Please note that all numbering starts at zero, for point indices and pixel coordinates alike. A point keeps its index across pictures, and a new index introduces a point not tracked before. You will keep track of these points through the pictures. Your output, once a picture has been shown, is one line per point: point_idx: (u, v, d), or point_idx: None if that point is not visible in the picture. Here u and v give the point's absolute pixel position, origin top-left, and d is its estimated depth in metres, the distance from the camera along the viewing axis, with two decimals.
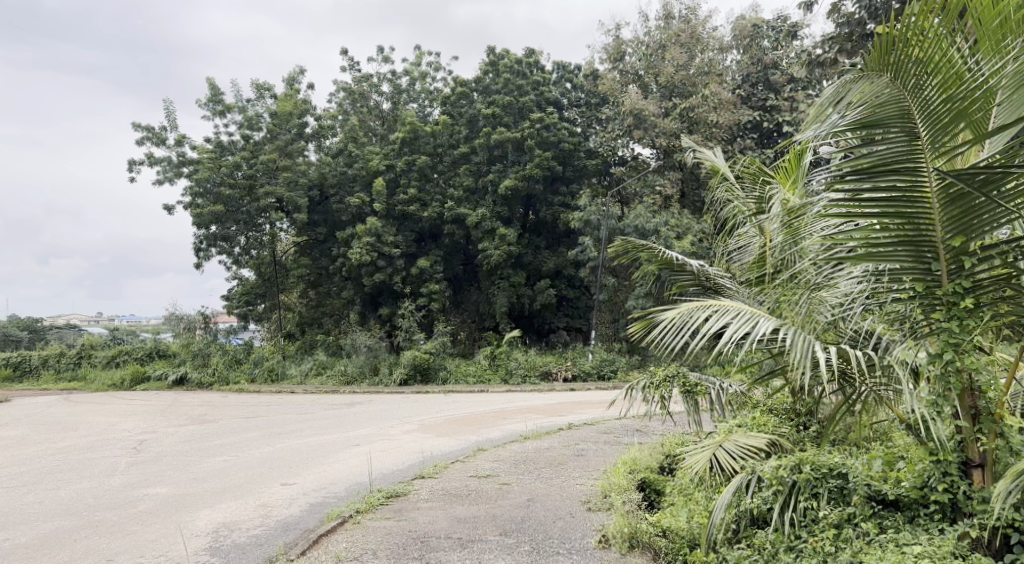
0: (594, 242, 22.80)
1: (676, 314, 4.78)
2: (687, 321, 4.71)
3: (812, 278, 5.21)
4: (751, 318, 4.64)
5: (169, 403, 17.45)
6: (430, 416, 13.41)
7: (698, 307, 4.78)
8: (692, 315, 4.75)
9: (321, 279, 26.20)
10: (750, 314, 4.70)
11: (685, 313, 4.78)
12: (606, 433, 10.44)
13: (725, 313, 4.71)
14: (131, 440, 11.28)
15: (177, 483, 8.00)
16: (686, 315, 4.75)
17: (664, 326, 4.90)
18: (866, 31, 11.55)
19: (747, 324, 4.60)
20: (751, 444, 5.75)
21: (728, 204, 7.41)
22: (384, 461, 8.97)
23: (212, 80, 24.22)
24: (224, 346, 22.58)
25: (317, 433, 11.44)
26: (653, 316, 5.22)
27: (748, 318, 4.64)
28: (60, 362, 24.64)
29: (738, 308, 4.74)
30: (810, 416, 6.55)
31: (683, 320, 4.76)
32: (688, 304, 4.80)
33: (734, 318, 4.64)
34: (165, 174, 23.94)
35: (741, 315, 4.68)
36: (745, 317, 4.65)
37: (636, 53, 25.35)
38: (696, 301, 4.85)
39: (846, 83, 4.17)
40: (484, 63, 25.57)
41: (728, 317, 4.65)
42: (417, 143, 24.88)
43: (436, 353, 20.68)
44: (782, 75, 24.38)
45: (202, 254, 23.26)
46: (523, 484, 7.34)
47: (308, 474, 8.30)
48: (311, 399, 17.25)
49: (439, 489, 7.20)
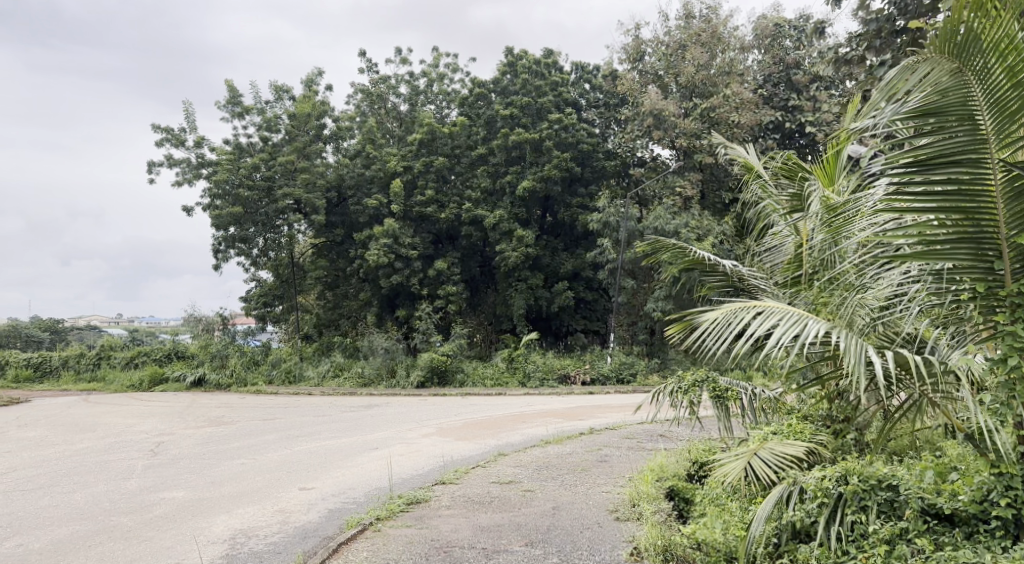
0: (613, 243, 22.55)
1: (717, 315, 4.54)
2: (730, 323, 4.47)
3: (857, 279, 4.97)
4: (798, 319, 4.38)
5: (187, 405, 17.39)
6: (449, 419, 13.21)
7: (741, 308, 4.53)
8: (735, 316, 4.50)
9: (338, 281, 26.11)
10: (798, 317, 4.45)
11: (728, 314, 4.53)
12: (628, 438, 10.20)
13: (770, 315, 4.46)
14: (147, 441, 11.18)
15: (194, 487, 7.85)
16: (728, 317, 4.51)
17: (705, 328, 4.65)
18: (897, 28, 11.22)
19: (794, 325, 4.34)
20: (787, 452, 5.57)
21: (761, 203, 7.19)
22: (403, 465, 8.77)
23: (231, 81, 24.24)
24: (242, 347, 22.53)
25: (334, 436, 11.27)
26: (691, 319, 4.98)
27: (795, 319, 4.38)
28: (79, 362, 24.70)
29: (783, 309, 4.48)
30: (848, 423, 6.32)
31: (725, 322, 4.51)
32: (730, 305, 4.56)
33: (781, 319, 4.40)
34: (184, 175, 23.98)
35: (787, 317, 4.42)
36: (791, 319, 4.39)
37: (656, 53, 24.92)
38: (738, 302, 4.61)
39: (905, 68, 3.94)
40: (502, 63, 25.37)
41: (774, 318, 4.39)
42: (435, 144, 24.73)
43: (454, 356, 20.49)
44: (805, 74, 24.03)
45: (220, 256, 23.24)
46: (547, 491, 7.12)
47: (326, 478, 8.12)
48: (328, 402, 17.11)
49: (460, 496, 6.98)
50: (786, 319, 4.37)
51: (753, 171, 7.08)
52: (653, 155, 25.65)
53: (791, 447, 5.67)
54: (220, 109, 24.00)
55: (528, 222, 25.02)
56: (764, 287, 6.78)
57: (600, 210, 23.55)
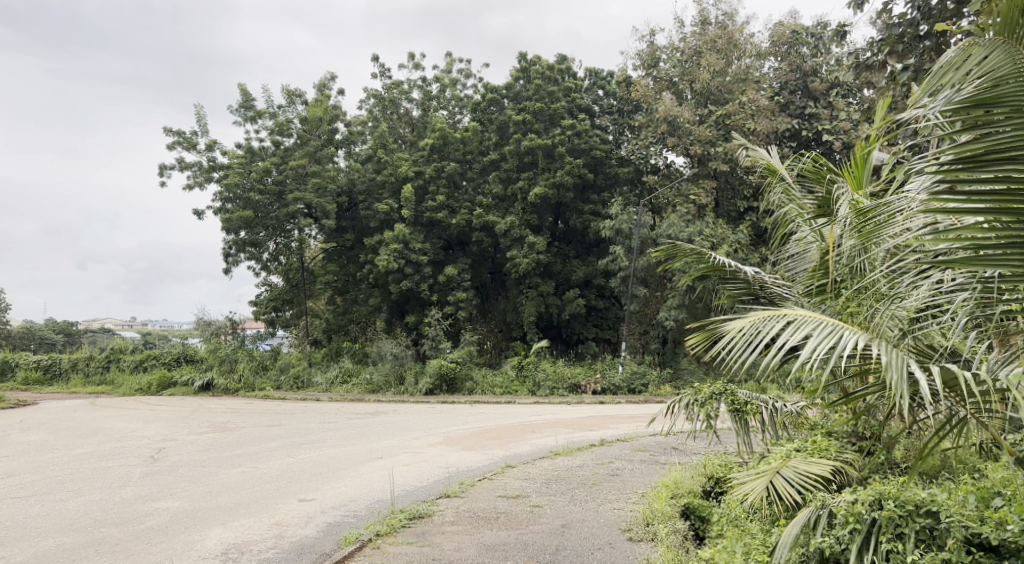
0: (626, 251, 22.18)
1: (744, 325, 4.24)
2: (758, 334, 4.18)
3: (899, 287, 4.62)
4: (833, 329, 4.06)
5: (193, 409, 17.17)
6: (456, 428, 12.91)
7: (769, 317, 4.23)
8: (763, 326, 4.19)
9: (348, 286, 25.85)
10: (833, 325, 4.12)
11: (755, 324, 4.23)
12: (640, 452, 9.85)
13: (801, 324, 4.15)
14: (148, 448, 10.92)
15: (191, 497, 7.59)
16: (756, 326, 4.21)
17: (732, 339, 4.38)
18: (919, 33, 10.91)
19: (828, 335, 4.03)
20: (812, 471, 5.28)
21: (783, 206, 6.90)
22: (407, 476, 8.47)
23: (243, 85, 24.14)
24: (251, 352, 22.34)
25: (338, 444, 10.97)
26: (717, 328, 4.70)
27: (828, 330, 4.07)
28: (89, 365, 24.57)
29: (814, 317, 4.17)
30: (876, 441, 6.00)
31: (752, 332, 4.21)
32: (757, 314, 4.26)
33: (814, 329, 4.09)
34: (195, 178, 23.87)
35: (819, 326, 4.11)
36: (825, 329, 4.08)
37: (671, 60, 24.62)
38: (767, 309, 4.31)
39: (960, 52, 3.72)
40: (516, 69, 25.05)
41: (806, 328, 4.08)
42: (447, 149, 24.54)
43: (463, 363, 20.18)
44: (822, 82, 23.65)
45: (230, 260, 23.07)
46: (556, 507, 6.80)
47: (326, 490, 7.83)
48: (335, 408, 16.83)
49: (465, 511, 6.68)
50: (818, 328, 4.07)
51: (774, 174, 6.76)
52: (666, 163, 25.25)
53: (816, 465, 5.38)
54: (232, 112, 23.88)
55: (540, 229, 24.73)
56: (788, 295, 6.40)
57: (613, 217, 23.21)
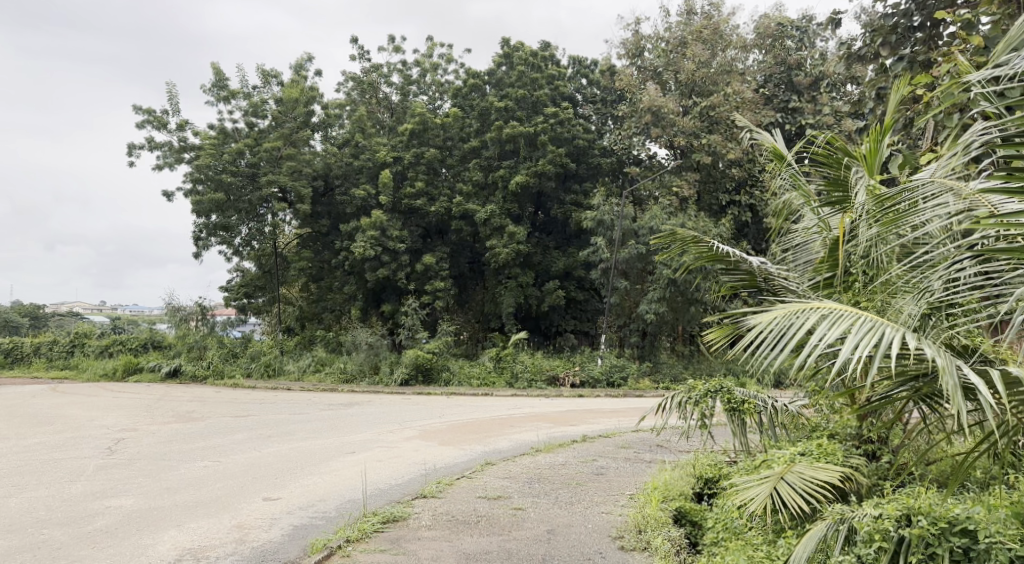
0: (607, 242, 21.74)
1: (771, 320, 3.90)
2: (786, 331, 3.83)
3: (935, 281, 4.37)
4: (872, 326, 3.77)
5: (158, 397, 16.49)
6: (432, 421, 12.39)
7: (798, 311, 3.90)
8: (793, 320, 3.86)
9: (322, 273, 25.15)
10: (872, 321, 3.80)
11: (783, 319, 3.89)
12: (624, 449, 9.46)
13: (835, 319, 3.84)
14: (107, 439, 10.35)
15: (146, 494, 7.06)
16: (785, 321, 3.88)
17: (758, 334, 4.03)
18: (914, 24, 10.60)
19: (867, 333, 3.73)
20: (818, 478, 4.97)
21: (789, 191, 6.57)
22: (381, 473, 7.99)
23: (217, 64, 23.35)
24: (221, 339, 21.69)
25: (308, 437, 10.45)
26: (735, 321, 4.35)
27: (867, 326, 3.76)
28: (52, 350, 23.72)
29: (846, 311, 3.87)
30: (883, 447, 5.77)
31: (781, 328, 3.88)
32: (785, 308, 3.93)
33: (852, 326, 3.75)
34: (165, 158, 23.07)
35: (855, 321, 3.81)
36: (863, 325, 3.78)
37: (656, 50, 24.13)
38: (796, 302, 3.97)
39: None
40: (498, 54, 24.49)
41: (843, 324, 3.76)
42: (427, 135, 23.96)
43: (439, 353, 19.69)
44: (806, 76, 23.44)
45: (200, 243, 22.39)
46: (540, 510, 6.37)
47: (294, 487, 7.32)
48: (307, 399, 16.24)
49: (442, 514, 6.21)
50: (855, 324, 3.76)
51: (780, 159, 6.33)
52: (649, 155, 24.86)
53: (823, 471, 5.05)
54: (205, 92, 23.12)
55: (521, 219, 24.28)
56: (792, 288, 6.07)
57: (594, 208, 22.78)
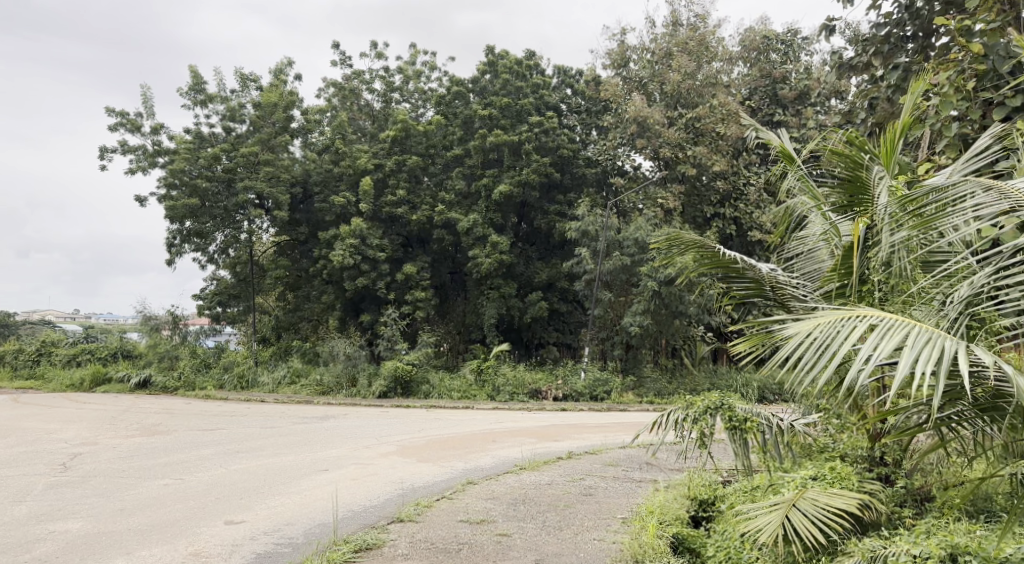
0: (591, 253, 21.31)
1: (814, 329, 4.01)
2: (829, 340, 3.93)
3: (976, 286, 4.14)
4: (928, 338, 3.78)
5: (124, 409, 15.71)
6: (411, 435, 11.82)
7: (843, 319, 4.00)
8: (835, 329, 3.98)
9: (300, 282, 24.52)
10: (928, 334, 3.81)
11: (826, 328, 4.00)
12: (612, 466, 9.01)
13: (887, 330, 3.87)
14: (63, 453, 9.71)
15: (98, 515, 6.54)
16: (828, 330, 3.98)
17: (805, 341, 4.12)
18: (907, 33, 10.19)
19: (925, 345, 3.75)
20: (833, 506, 4.57)
21: (797, 195, 6.19)
22: (355, 494, 7.47)
23: (195, 67, 22.77)
24: (194, 348, 21.00)
25: (279, 453, 9.88)
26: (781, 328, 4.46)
27: (923, 338, 3.78)
28: (16, 359, 22.52)
29: (899, 322, 3.90)
30: (896, 467, 5.42)
31: (824, 337, 3.98)
32: (830, 317, 4.03)
33: (905, 336, 3.78)
34: (138, 162, 22.41)
35: (911, 332, 3.83)
36: (918, 337, 3.80)
37: (641, 61, 23.86)
38: (843, 309, 4.07)
39: None
40: (482, 62, 24.07)
41: (896, 336, 3.79)
42: (408, 143, 23.57)
43: (419, 365, 19.13)
44: (790, 90, 23.28)
45: (174, 250, 21.79)
46: (528, 536, 5.90)
47: (260, 509, 6.80)
48: (281, 412, 15.53)
49: (421, 541, 5.70)
50: (910, 335, 3.79)
51: (791, 160, 5.94)
52: (634, 165, 24.46)
53: (839, 498, 4.66)
54: (182, 95, 22.48)
55: (504, 228, 23.83)
56: (802, 296, 5.69)
57: (579, 218, 22.38)
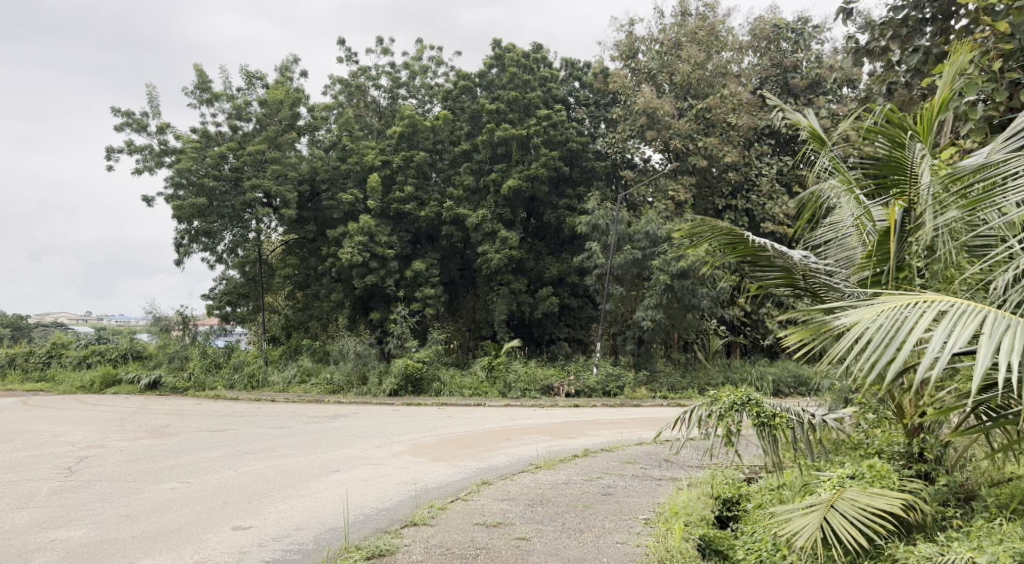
0: (602, 247, 21.00)
1: (880, 316, 4.01)
2: (897, 326, 3.93)
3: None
4: (1007, 325, 3.74)
5: (134, 410, 15.55)
6: (422, 434, 11.56)
7: (909, 305, 4.01)
8: (900, 315, 3.98)
9: (309, 280, 24.33)
10: (1005, 320, 3.77)
11: (891, 314, 4.01)
12: (630, 464, 8.73)
13: (960, 316, 3.85)
14: (70, 457, 9.52)
15: (102, 522, 6.32)
16: (895, 316, 3.98)
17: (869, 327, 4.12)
18: (926, 15, 9.65)
19: (1003, 332, 3.71)
20: (875, 506, 4.33)
21: (825, 178, 5.98)
22: (366, 496, 7.22)
23: (200, 66, 22.58)
24: (204, 348, 20.83)
25: (289, 454, 9.66)
26: (839, 315, 4.46)
27: (1001, 325, 3.75)
28: (27, 361, 22.49)
29: (973, 308, 3.89)
30: (937, 464, 5.15)
31: (889, 324, 4.00)
32: (897, 303, 4.03)
33: (981, 323, 3.74)
34: (145, 162, 22.25)
35: (986, 319, 3.80)
36: (995, 324, 3.76)
37: (650, 52, 23.47)
38: (909, 296, 4.08)
39: None
40: (489, 56, 23.76)
41: (973, 323, 3.76)
42: (415, 139, 23.26)
43: (430, 363, 18.89)
44: (802, 79, 22.90)
45: (182, 250, 21.64)
46: (546, 539, 5.63)
47: (269, 514, 6.56)
48: (291, 412, 15.30)
49: (435, 546, 5.45)
50: (986, 322, 3.76)
51: (822, 142, 5.70)
52: (643, 158, 24.14)
53: (880, 498, 4.41)
54: (187, 94, 22.30)
55: (513, 224, 23.55)
56: (837, 287, 5.50)
57: (589, 212, 22.08)
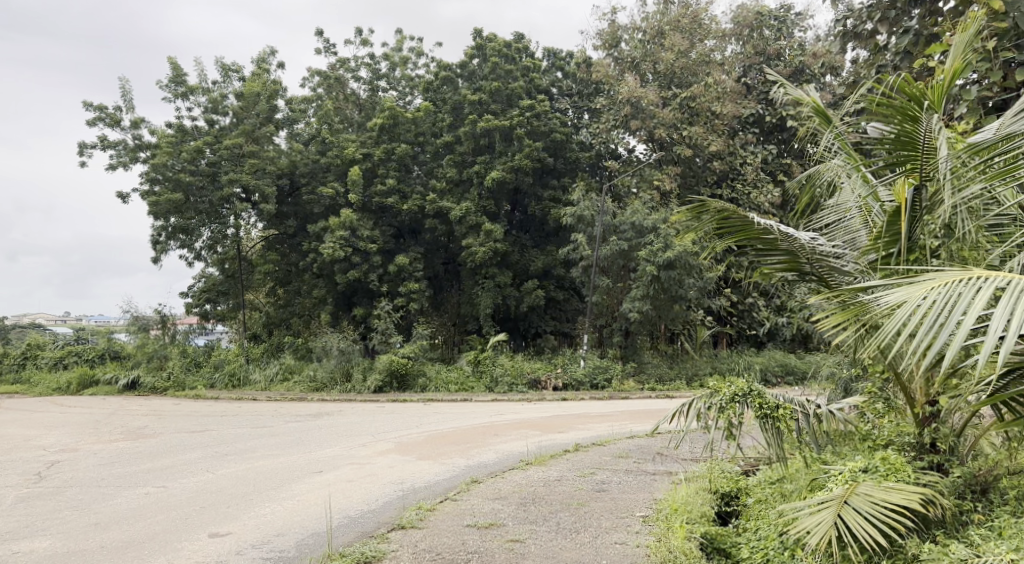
0: (587, 238, 20.72)
1: (934, 292, 3.90)
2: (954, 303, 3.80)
3: None
4: None
5: (111, 412, 15.10)
6: (407, 432, 11.22)
7: (964, 281, 3.88)
8: (953, 293, 3.86)
9: (290, 276, 23.88)
10: None
11: (943, 291, 3.89)
12: (623, 459, 8.46)
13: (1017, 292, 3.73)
14: (40, 462, 9.13)
15: (72, 531, 5.97)
16: (949, 292, 3.86)
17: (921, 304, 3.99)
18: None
19: None
20: (892, 502, 4.10)
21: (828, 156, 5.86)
22: (351, 497, 6.92)
23: (173, 59, 22.02)
24: (183, 347, 20.37)
25: (270, 455, 9.32)
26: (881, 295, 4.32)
27: None
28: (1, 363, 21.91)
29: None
30: (952, 456, 4.97)
31: (942, 301, 3.87)
32: (949, 280, 3.92)
33: None
34: (119, 158, 21.69)
35: None
36: None
37: (633, 41, 23.12)
38: (963, 272, 3.96)
39: None
40: (470, 46, 23.39)
41: None
42: (396, 131, 22.85)
43: (414, 358, 18.57)
44: (785, 66, 22.71)
45: (159, 247, 21.16)
46: (541, 540, 5.36)
47: (248, 518, 6.24)
48: (273, 411, 14.92)
49: (425, 551, 5.16)
50: None
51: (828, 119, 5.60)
52: (627, 148, 23.89)
53: (896, 493, 4.18)
54: (161, 88, 21.76)
55: (496, 216, 23.20)
56: (847, 270, 5.35)
57: (574, 203, 21.80)
